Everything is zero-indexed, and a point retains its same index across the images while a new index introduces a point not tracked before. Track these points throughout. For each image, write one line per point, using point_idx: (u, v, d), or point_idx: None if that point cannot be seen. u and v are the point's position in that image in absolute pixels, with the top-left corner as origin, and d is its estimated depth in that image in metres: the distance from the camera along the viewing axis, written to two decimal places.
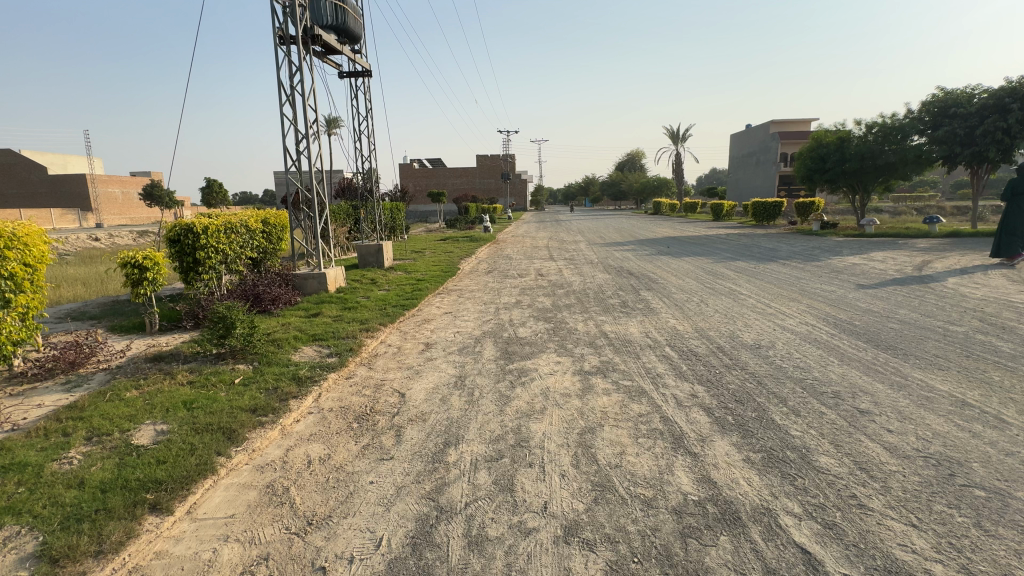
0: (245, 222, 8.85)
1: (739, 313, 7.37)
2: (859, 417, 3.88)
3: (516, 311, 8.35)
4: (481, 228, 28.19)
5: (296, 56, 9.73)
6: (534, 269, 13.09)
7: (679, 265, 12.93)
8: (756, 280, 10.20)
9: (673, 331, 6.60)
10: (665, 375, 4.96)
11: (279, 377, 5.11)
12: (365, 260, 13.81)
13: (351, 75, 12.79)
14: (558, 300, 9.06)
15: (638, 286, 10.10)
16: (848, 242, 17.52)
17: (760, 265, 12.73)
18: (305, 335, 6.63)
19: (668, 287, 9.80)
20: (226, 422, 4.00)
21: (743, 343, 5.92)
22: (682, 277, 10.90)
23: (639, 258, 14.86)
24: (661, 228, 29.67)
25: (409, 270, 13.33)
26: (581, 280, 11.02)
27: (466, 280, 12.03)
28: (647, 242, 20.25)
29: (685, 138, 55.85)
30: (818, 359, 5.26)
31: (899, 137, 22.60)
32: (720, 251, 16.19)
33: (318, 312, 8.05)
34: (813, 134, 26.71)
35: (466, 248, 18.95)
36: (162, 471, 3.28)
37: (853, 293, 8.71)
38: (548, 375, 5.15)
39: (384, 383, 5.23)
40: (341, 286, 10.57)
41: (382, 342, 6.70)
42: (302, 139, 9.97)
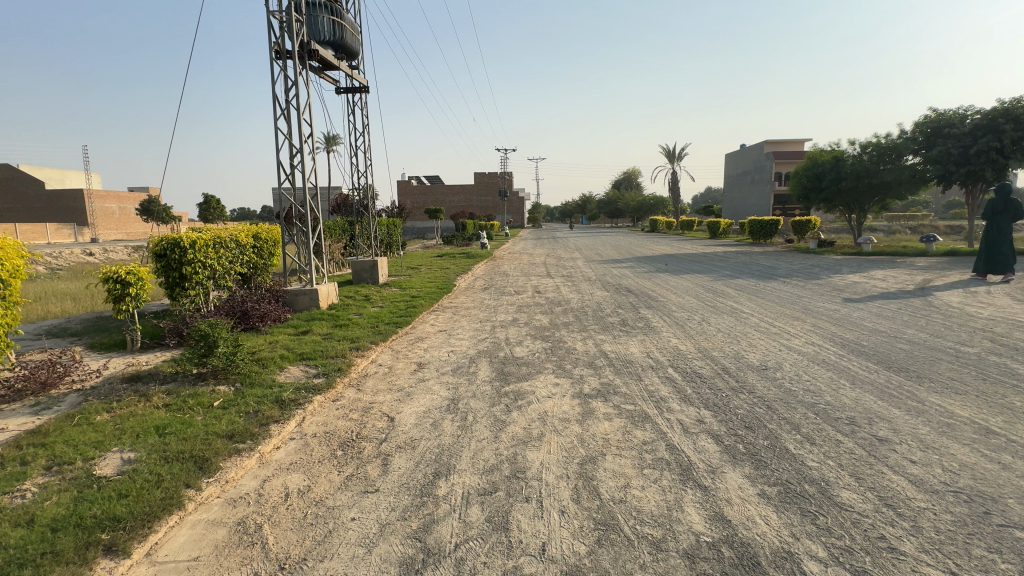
0: (235, 236, 8.64)
1: (742, 332, 7.16)
2: (879, 447, 3.63)
3: (512, 330, 8.11)
4: (478, 244, 28.09)
5: (292, 71, 9.67)
6: (531, 286, 12.88)
7: (678, 282, 12.75)
8: (757, 298, 10.04)
9: (675, 351, 6.37)
10: (670, 399, 4.70)
11: (260, 400, 4.82)
12: (360, 276, 13.60)
13: (349, 91, 12.77)
14: (556, 318, 8.84)
15: (638, 303, 9.90)
16: (847, 261, 17.45)
17: (760, 283, 12.57)
18: (292, 354, 6.35)
19: (668, 305, 9.59)
20: (199, 450, 3.71)
21: (749, 364, 5.69)
22: (682, 295, 10.72)
23: (638, 275, 14.69)
24: (658, 245, 29.63)
25: (404, 286, 13.10)
26: (579, 298, 10.83)
27: (462, 297, 11.80)
28: (645, 259, 20.18)
29: (681, 157, 56.41)
30: (828, 382, 5.02)
31: (894, 157, 22.77)
32: (719, 269, 16.07)
33: (308, 330, 7.78)
34: (808, 153, 26.91)
35: (462, 265, 18.75)
36: (123, 506, 2.99)
37: (857, 312, 8.53)
38: (546, 398, 4.88)
39: (373, 406, 4.95)
40: (333, 303, 10.32)
41: (373, 361, 6.44)
42: (297, 153, 9.85)
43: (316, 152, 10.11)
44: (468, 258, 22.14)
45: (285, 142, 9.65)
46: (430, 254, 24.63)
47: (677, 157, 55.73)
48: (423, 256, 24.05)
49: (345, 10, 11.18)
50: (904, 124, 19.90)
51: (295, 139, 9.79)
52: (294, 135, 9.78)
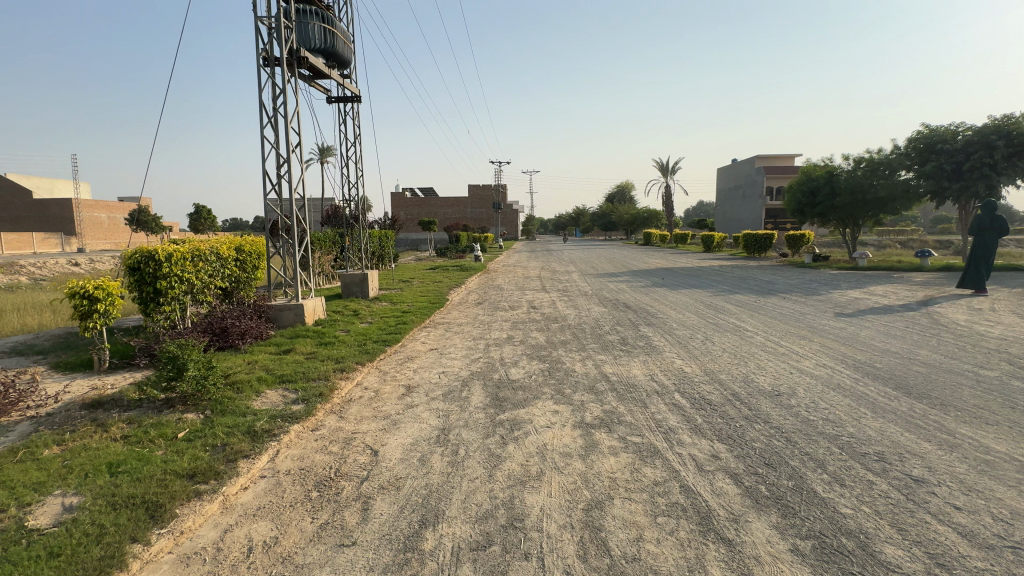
0: (216, 249, 8.22)
1: (748, 353, 6.83)
2: (917, 490, 3.26)
3: (508, 349, 7.72)
4: (471, 257, 27.76)
5: (280, 78, 9.34)
6: (526, 301, 12.51)
7: (676, 298, 12.44)
8: (760, 315, 9.74)
9: (680, 373, 6.01)
10: (679, 430, 4.32)
11: (230, 430, 4.38)
12: (349, 289, 13.18)
13: (340, 100, 12.49)
14: (553, 336, 8.46)
15: (637, 320, 9.54)
16: (845, 276, 17.28)
17: (760, 298, 12.31)
18: (271, 376, 5.91)
19: (669, 322, 9.25)
20: (153, 494, 3.27)
21: (760, 389, 5.34)
22: (682, 311, 10.39)
23: (635, 290, 14.38)
24: (653, 259, 29.48)
25: (395, 301, 12.68)
26: (576, 314, 10.47)
27: (455, 312, 11.41)
28: (641, 273, 19.92)
29: (674, 171, 56.72)
30: (848, 410, 4.67)
31: (887, 172, 22.84)
32: (716, 283, 15.82)
33: (291, 349, 7.35)
34: (802, 168, 27.00)
35: (455, 278, 18.37)
36: (52, 571, 2.54)
37: (864, 330, 8.25)
38: (545, 428, 4.47)
39: (356, 437, 4.51)
40: (319, 318, 9.89)
41: (358, 384, 6.00)
42: (283, 163, 9.48)
43: (303, 161, 9.76)
44: (461, 271, 21.77)
45: (271, 151, 9.29)
46: (422, 267, 24.22)
47: (670, 170, 56.03)
48: (415, 268, 23.64)
49: (336, 18, 10.93)
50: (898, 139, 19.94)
51: (282, 148, 9.43)
52: (281, 144, 9.42)
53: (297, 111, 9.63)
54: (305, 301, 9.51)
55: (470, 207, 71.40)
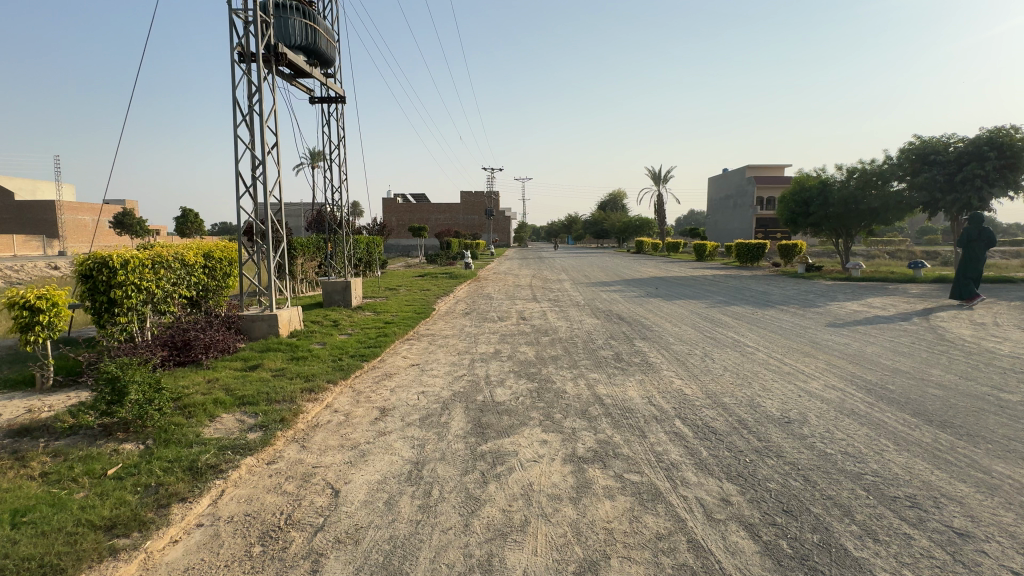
0: (181, 255, 7.63)
1: (751, 371, 6.39)
2: (962, 546, 2.80)
3: (494, 365, 7.20)
4: (462, 265, 27.23)
5: (256, 75, 8.82)
6: (516, 312, 12.00)
7: (672, 309, 12.01)
8: (759, 329, 9.33)
9: (680, 395, 5.53)
10: (683, 466, 3.82)
11: (169, 465, 3.81)
12: (331, 298, 12.62)
13: (323, 101, 11.97)
14: (543, 351, 7.96)
15: (631, 333, 9.08)
16: (840, 287, 17.01)
17: (757, 311, 11.90)
18: (230, 398, 5.34)
19: (665, 336, 8.79)
20: (55, 555, 2.71)
21: (769, 414, 4.88)
22: (678, 324, 9.96)
23: (628, 300, 13.94)
24: (646, 268, 29.17)
25: (379, 310, 12.12)
26: (568, 326, 9.98)
27: (441, 324, 10.85)
28: (634, 282, 19.52)
29: (667, 180, 56.78)
30: (867, 442, 4.21)
31: (880, 183, 22.64)
32: (711, 294, 15.45)
33: (258, 364, 6.77)
34: (795, 178, 26.87)
35: (444, 286, 17.83)
36: None
37: (869, 346, 7.85)
38: (531, 463, 3.96)
39: (316, 472, 3.97)
40: (295, 330, 9.31)
41: (328, 406, 5.45)
42: (259, 165, 8.93)
43: (281, 164, 9.21)
44: (450, 278, 21.23)
45: (245, 152, 8.73)
46: (411, 274, 23.64)
47: (663, 179, 56.14)
48: (403, 275, 23.07)
49: (319, 15, 10.44)
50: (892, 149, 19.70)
51: (258, 149, 8.88)
52: (256, 145, 8.87)
53: (274, 110, 9.10)
54: (280, 311, 8.93)
55: (462, 214, 70.99)
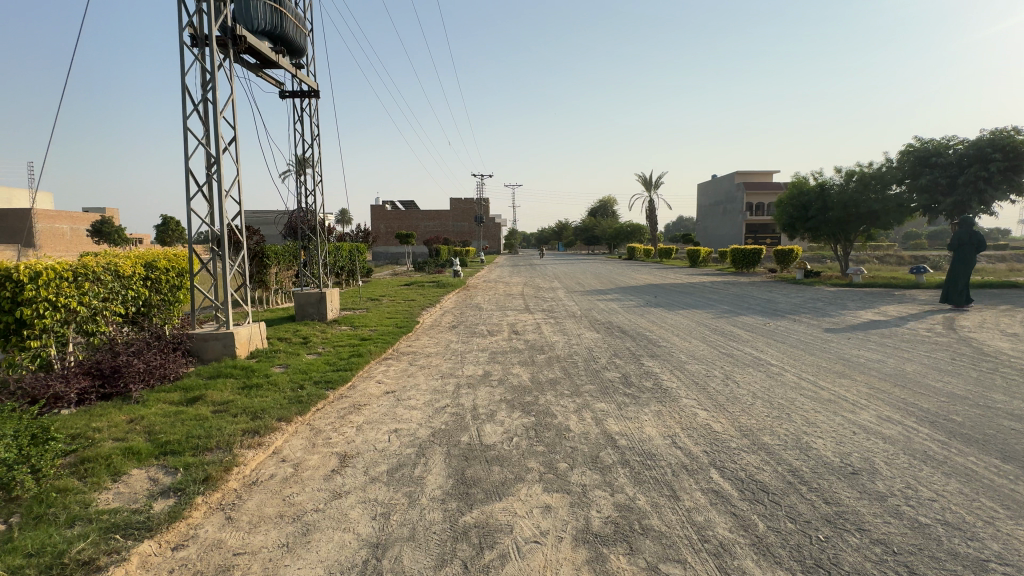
0: (114, 266, 6.49)
1: (786, 399, 5.42)
2: None
3: (483, 391, 6.15)
4: (450, 272, 26.13)
5: (210, 60, 7.73)
6: (507, 325, 10.97)
7: (676, 321, 11.06)
8: (778, 344, 8.39)
9: (708, 433, 4.52)
10: (739, 550, 2.80)
11: (22, 565, 2.71)
12: (303, 311, 11.51)
13: (293, 95, 10.96)
14: (539, 373, 6.92)
15: (637, 350, 8.09)
16: (847, 294, 16.24)
17: (768, 321, 10.98)
18: (147, 446, 4.23)
19: (676, 353, 7.81)
20: None
21: (828, 462, 3.88)
22: (687, 338, 9.00)
23: (628, 311, 12.98)
24: (641, 274, 28.32)
25: (356, 324, 11.00)
26: (565, 341, 8.97)
27: (425, 339, 9.76)
28: (631, 290, 18.62)
29: (657, 186, 56.37)
30: (968, 505, 3.22)
31: (880, 186, 22.28)
32: (714, 303, 14.57)
33: (200, 397, 5.66)
34: (790, 182, 26.35)
35: (430, 296, 16.73)
36: None
37: (907, 364, 6.94)
38: (532, 547, 2.91)
39: (237, 564, 2.89)
40: (256, 349, 8.18)
41: (274, 454, 4.36)
42: (213, 163, 7.81)
43: (239, 162, 8.10)
44: (437, 287, 20.07)
45: (196, 148, 7.60)
46: (397, 283, 22.55)
47: (653, 185, 55.83)
48: (387, 284, 21.90)
49: None
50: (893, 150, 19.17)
51: (212, 146, 7.77)
52: (210, 140, 7.76)
53: (232, 101, 8.01)
54: (237, 329, 7.82)
55: (451, 221, 70.00)
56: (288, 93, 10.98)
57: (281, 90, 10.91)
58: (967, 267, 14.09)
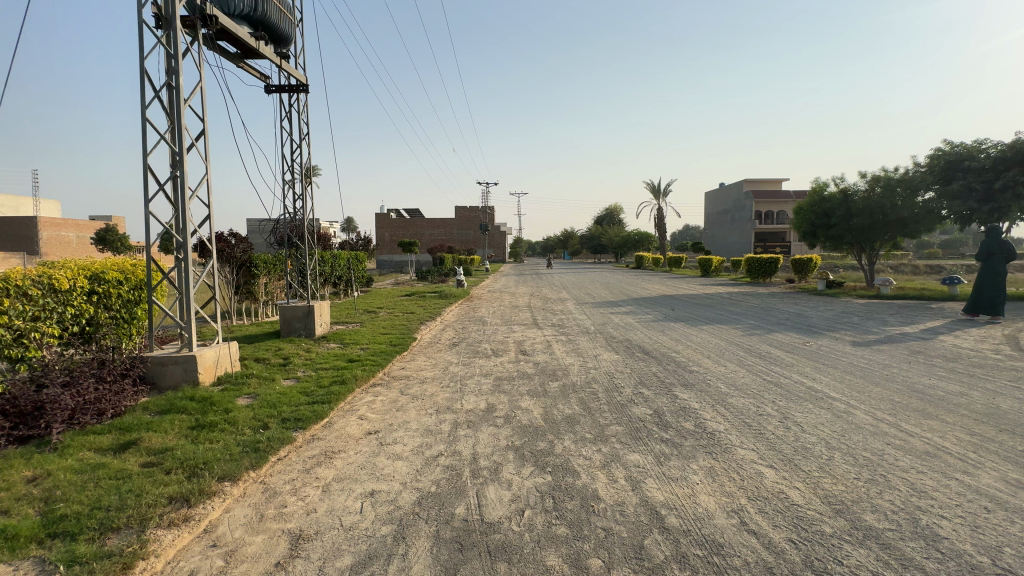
0: (47, 280, 5.45)
1: (871, 452, 4.24)
2: None
3: (485, 433, 5.03)
4: (453, 283, 25.08)
5: (175, 43, 6.73)
6: (513, 343, 9.84)
7: (703, 339, 9.90)
8: (829, 370, 7.21)
9: (787, 508, 3.36)
10: None
11: None
12: (289, 326, 10.46)
13: (280, 90, 10.04)
14: (552, 407, 5.79)
15: (666, 377, 6.94)
16: (881, 308, 15.00)
17: (806, 340, 9.78)
18: (30, 527, 3.14)
19: (712, 381, 6.66)
20: None
21: (976, 567, 2.71)
22: (720, 362, 7.83)
23: (646, 326, 11.81)
24: (652, 284, 27.17)
25: (346, 342, 9.93)
26: (581, 364, 7.84)
27: (421, 360, 8.65)
28: (645, 302, 17.48)
29: (665, 193, 55.27)
30: None
31: (908, 192, 21.11)
32: (739, 317, 13.38)
33: (136, 442, 4.58)
34: (810, 189, 25.18)
35: (431, 308, 15.64)
36: None
37: (997, 398, 5.74)
38: None
39: None
40: (226, 373, 7.10)
41: (204, 535, 3.25)
42: (178, 160, 6.78)
43: (210, 161, 7.09)
44: (439, 299, 18.98)
45: (159, 143, 6.59)
46: (398, 293, 21.51)
47: (662, 193, 54.82)
48: (386, 296, 20.80)
49: None
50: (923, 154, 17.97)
51: (178, 142, 6.75)
52: (175, 135, 6.74)
53: (202, 91, 7.02)
54: (202, 351, 6.76)
55: (457, 229, 69.27)
56: (275, 87, 10.02)
57: (267, 84, 9.95)
58: (993, 277, 13.36)
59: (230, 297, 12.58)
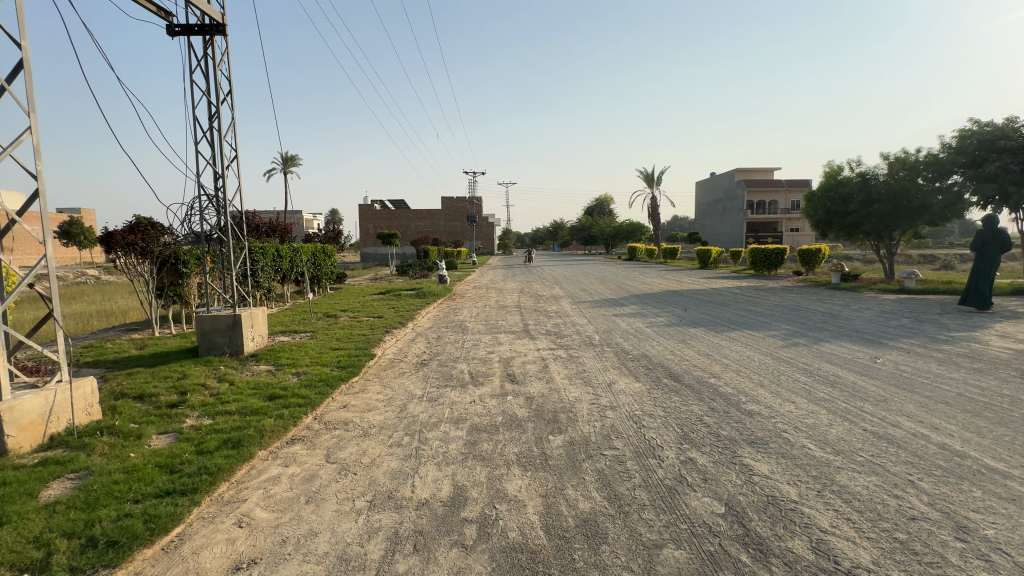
0: None
1: None
2: None
3: (442, 573, 2.80)
4: (435, 278, 22.74)
5: None
6: (498, 362, 7.58)
7: (741, 355, 7.73)
8: (943, 410, 5.08)
9: None
10: None
11: None
12: (209, 341, 8.11)
13: (185, 30, 7.61)
14: (556, 497, 3.57)
15: (719, 426, 4.76)
16: (923, 307, 12.99)
17: (872, 354, 7.67)
18: None
19: (790, 435, 4.49)
20: None
21: None
22: (782, 394, 5.66)
23: (662, 334, 9.64)
24: (651, 279, 25.06)
25: (281, 363, 7.62)
26: (591, 400, 5.62)
27: (373, 392, 6.38)
28: (651, 300, 15.31)
29: (658, 181, 53.02)
30: None
31: (935, 176, 19.01)
32: (767, 320, 11.24)
33: None
34: (825, 173, 23.09)
35: (403, 311, 13.31)
36: None
37: None
38: None
39: None
40: (66, 430, 4.76)
41: None
42: None
43: (34, 110, 4.69)
44: (415, 298, 16.63)
45: None
46: (370, 292, 19.09)
47: (655, 181, 52.74)
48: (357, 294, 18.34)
49: None
50: (954, 132, 16.06)
51: None
52: None
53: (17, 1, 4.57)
54: (20, 399, 4.42)
55: (444, 220, 66.71)
56: (179, 28, 7.60)
57: (169, 24, 7.54)
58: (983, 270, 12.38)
59: (150, 300, 10.30)
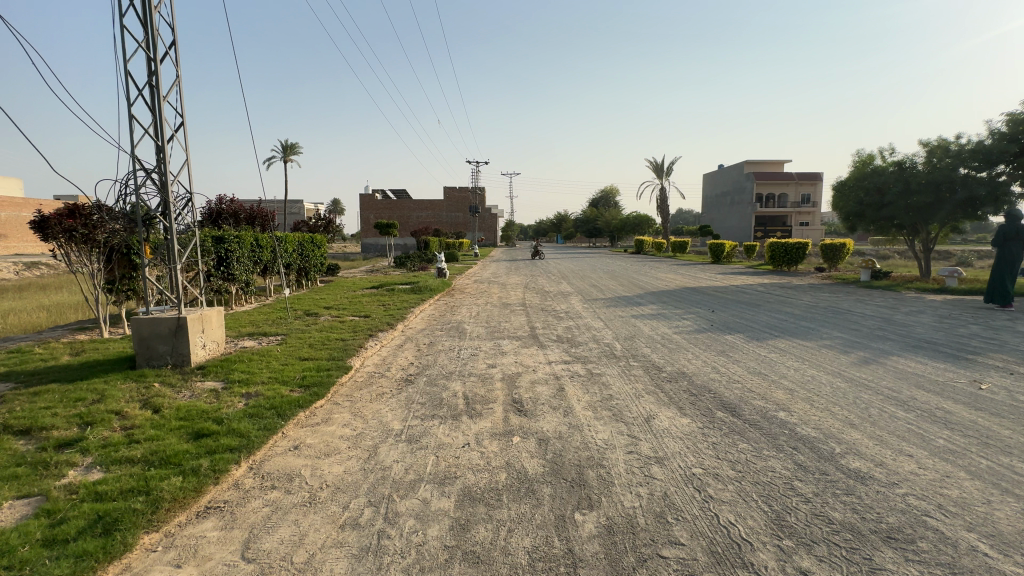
0: None
1: None
2: None
3: None
4: (434, 271, 21.19)
5: None
6: (499, 381, 6.07)
7: (804, 375, 6.18)
8: None
9: None
10: None
11: None
12: (148, 349, 6.63)
13: None
14: None
15: (823, 502, 3.24)
16: (988, 312, 11.33)
17: (970, 375, 6.10)
18: None
19: (941, 524, 2.96)
20: None
21: None
22: (891, 442, 4.12)
23: (695, 343, 8.11)
24: (664, 274, 23.50)
25: (231, 378, 6.14)
26: (626, 448, 4.10)
27: (337, 425, 4.87)
28: (672, 299, 13.73)
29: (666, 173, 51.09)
30: None
31: (982, 165, 17.30)
32: (813, 326, 9.66)
33: None
34: (855, 162, 21.34)
35: (394, 309, 11.79)
36: None
37: None
38: None
39: None
40: None
41: None
42: None
43: None
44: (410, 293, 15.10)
45: None
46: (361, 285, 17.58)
47: (663, 172, 50.94)
48: (346, 288, 16.83)
49: None
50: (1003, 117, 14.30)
51: None
52: None
53: None
54: None
55: (445, 212, 65.23)
56: None
57: None
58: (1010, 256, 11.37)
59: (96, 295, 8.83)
